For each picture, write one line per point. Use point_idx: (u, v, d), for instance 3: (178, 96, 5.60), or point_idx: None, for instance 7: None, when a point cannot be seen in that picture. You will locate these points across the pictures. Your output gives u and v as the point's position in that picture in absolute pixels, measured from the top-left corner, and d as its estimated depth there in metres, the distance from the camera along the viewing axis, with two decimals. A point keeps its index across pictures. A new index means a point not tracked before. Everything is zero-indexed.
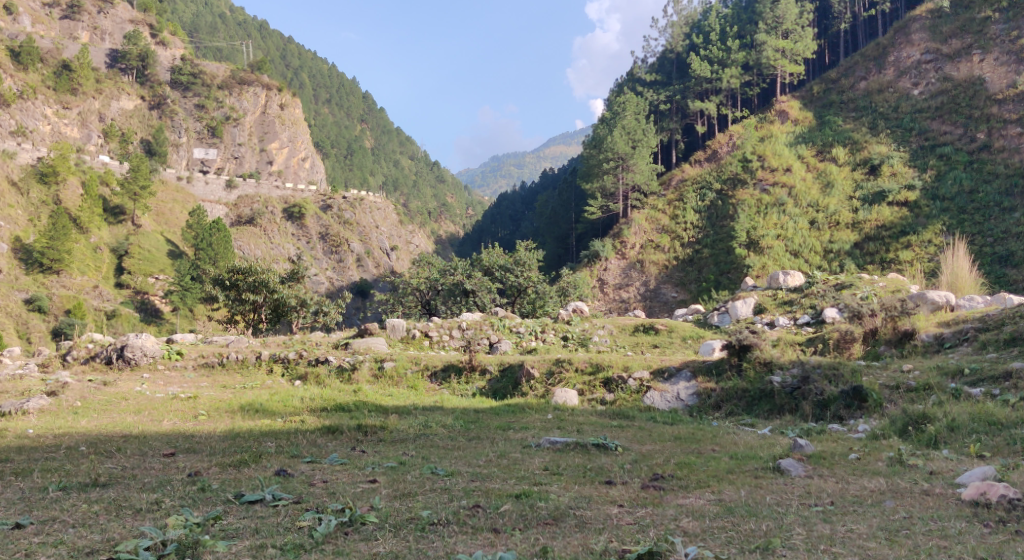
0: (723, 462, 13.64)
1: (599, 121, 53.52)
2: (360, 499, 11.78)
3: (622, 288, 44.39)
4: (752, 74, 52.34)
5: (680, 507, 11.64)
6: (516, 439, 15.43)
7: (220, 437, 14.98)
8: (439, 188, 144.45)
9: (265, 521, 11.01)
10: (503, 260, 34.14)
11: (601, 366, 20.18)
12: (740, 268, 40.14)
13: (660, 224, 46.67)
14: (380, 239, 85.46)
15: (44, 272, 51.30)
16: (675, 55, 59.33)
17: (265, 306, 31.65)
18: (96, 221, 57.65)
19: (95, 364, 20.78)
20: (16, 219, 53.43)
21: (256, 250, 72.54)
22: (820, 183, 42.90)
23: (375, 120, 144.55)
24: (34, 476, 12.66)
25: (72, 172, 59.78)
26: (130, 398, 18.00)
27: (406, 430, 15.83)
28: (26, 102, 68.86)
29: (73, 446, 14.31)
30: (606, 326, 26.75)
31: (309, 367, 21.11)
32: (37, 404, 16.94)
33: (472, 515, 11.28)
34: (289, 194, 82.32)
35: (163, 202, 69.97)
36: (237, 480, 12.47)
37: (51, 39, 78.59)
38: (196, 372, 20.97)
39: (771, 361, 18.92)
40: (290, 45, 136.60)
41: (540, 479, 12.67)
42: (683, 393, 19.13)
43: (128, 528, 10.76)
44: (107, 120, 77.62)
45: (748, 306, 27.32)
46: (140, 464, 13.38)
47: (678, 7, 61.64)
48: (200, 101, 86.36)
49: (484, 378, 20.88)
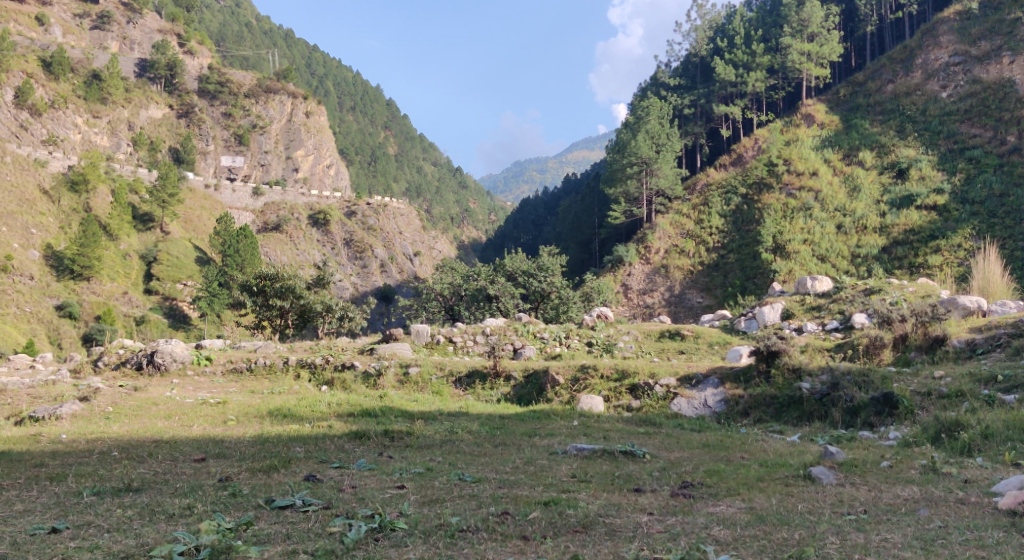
0: (753, 469, 13.53)
1: (623, 126, 53.34)
2: (389, 505, 11.83)
3: (646, 293, 44.29)
4: (777, 78, 52.01)
5: (710, 515, 11.57)
6: (542, 445, 15.44)
7: (249, 442, 15.12)
8: (462, 193, 144.81)
9: (297, 525, 11.11)
10: (526, 265, 34.13)
11: (627, 373, 20.11)
12: (766, 273, 39.85)
13: (685, 228, 46.49)
14: (403, 245, 85.84)
15: (75, 278, 51.98)
16: (699, 58, 59.04)
17: (292, 312, 31.84)
18: (125, 228, 58.70)
19: (126, 370, 21.10)
20: (48, 227, 54.29)
21: (282, 256, 72.84)
22: (847, 187, 42.51)
23: (399, 126, 145.04)
24: (69, 481, 12.84)
25: (102, 181, 60.80)
26: (161, 403, 18.20)
27: (433, 436, 15.87)
28: (57, 112, 69.94)
29: (105, 451, 14.52)
30: (631, 332, 26.65)
31: (336, 373, 21.26)
32: (70, 409, 17.18)
33: (501, 522, 11.28)
34: (314, 201, 82.95)
35: (191, 210, 70.75)
36: (267, 486, 12.56)
37: (82, 49, 79.81)
38: (225, 377, 21.16)
39: (800, 368, 18.71)
40: (315, 54, 137.80)
41: (568, 486, 12.64)
42: (710, 399, 18.97)
43: (162, 533, 10.89)
44: (136, 128, 78.60)
45: (775, 311, 27.14)
46: (172, 468, 13.53)
47: (702, 10, 61.37)
48: (226, 110, 87.33)
49: (508, 384, 20.86)
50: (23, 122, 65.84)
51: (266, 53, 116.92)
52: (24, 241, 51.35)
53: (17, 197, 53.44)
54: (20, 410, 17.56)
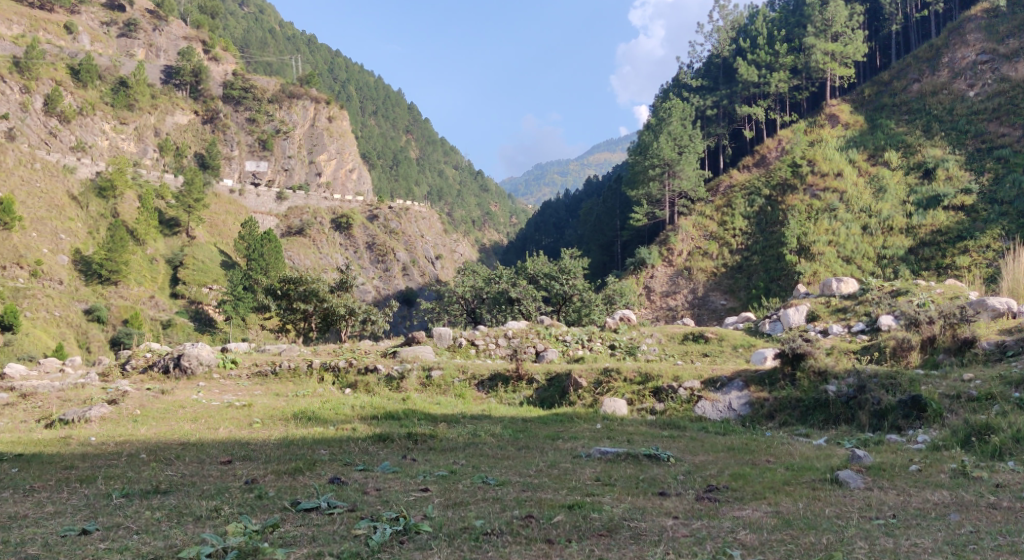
0: (779, 473, 13.41)
1: (644, 127, 53.14)
2: (413, 508, 11.87)
3: (669, 295, 44.11)
4: (801, 78, 51.58)
5: (735, 519, 11.50)
6: (565, 448, 15.41)
7: (275, 445, 15.24)
8: (483, 196, 145.00)
9: (322, 529, 11.16)
10: (548, 268, 34.09)
11: (650, 376, 20.02)
12: (791, 275, 39.58)
13: (708, 230, 46.22)
14: (425, 248, 86.12)
15: (103, 283, 52.65)
16: (722, 59, 58.71)
17: (315, 315, 32.08)
18: (152, 233, 59.40)
19: (153, 373, 21.37)
20: (77, 232, 55.08)
21: (305, 259, 73.30)
22: (872, 188, 42.08)
23: (420, 130, 145.47)
24: (98, 483, 13.01)
25: (129, 186, 61.60)
26: (187, 406, 18.40)
27: (456, 439, 15.89)
28: (85, 119, 71.01)
29: (134, 453, 14.70)
30: (654, 335, 26.53)
31: (359, 376, 21.37)
32: (99, 412, 17.40)
33: (526, 525, 11.28)
34: (337, 205, 83.42)
35: (216, 214, 71.47)
36: (293, 488, 12.65)
37: (109, 57, 80.94)
38: (250, 380, 21.34)
39: (826, 370, 18.56)
40: (337, 59, 138.70)
41: (592, 490, 12.60)
42: (735, 402, 18.82)
43: (189, 535, 10.99)
44: (163, 134, 79.51)
45: (800, 314, 26.89)
46: (199, 471, 13.66)
47: (724, 11, 61.03)
48: (251, 115, 88.13)
49: (531, 387, 20.83)
50: (52, 129, 67.00)
51: (289, 59, 117.87)
52: (54, 247, 52.17)
53: (47, 202, 54.26)
54: (50, 413, 17.83)
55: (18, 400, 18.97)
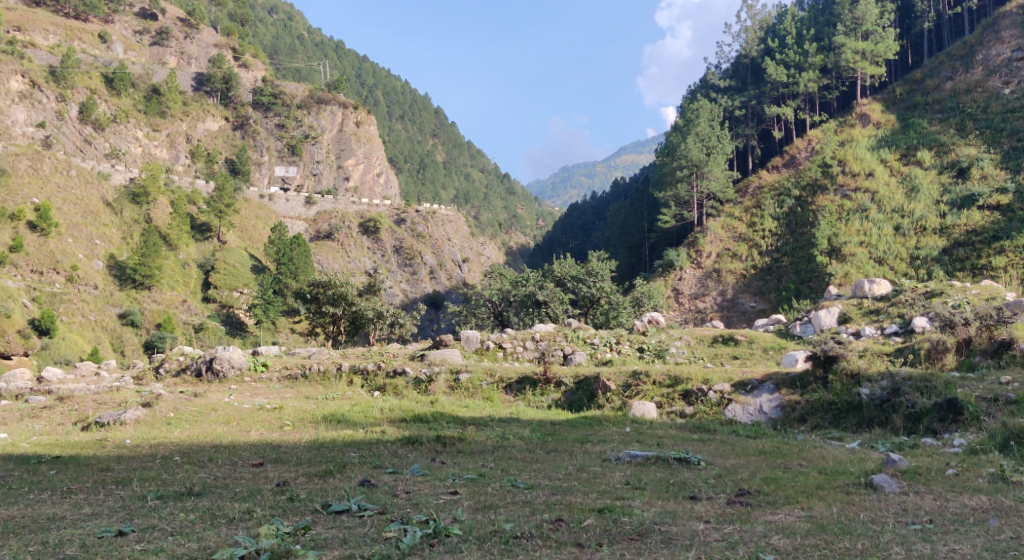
0: (812, 477, 13.25)
1: (672, 129, 52.90)
2: (443, 511, 11.89)
3: (698, 298, 43.86)
4: (831, 77, 51.04)
5: (767, 523, 11.39)
6: (595, 452, 15.34)
7: (305, 447, 15.35)
8: (510, 200, 145.06)
9: (353, 531, 11.23)
10: (575, 270, 33.92)
11: (679, 379, 19.84)
12: (822, 276, 39.22)
13: (738, 231, 45.85)
14: (452, 252, 86.33)
15: (137, 287, 53.35)
16: (750, 59, 58.25)
17: (344, 318, 32.27)
18: (184, 238, 60.13)
19: (186, 376, 21.64)
20: (111, 237, 56.01)
21: (334, 263, 73.86)
22: (905, 188, 41.53)
23: (447, 134, 145.75)
24: (133, 485, 13.20)
25: (162, 192, 62.40)
26: (220, 409, 18.59)
27: (485, 442, 15.90)
28: (119, 126, 72.19)
29: (168, 455, 14.90)
30: (684, 338, 26.33)
31: (387, 379, 21.47)
32: (133, 415, 17.63)
33: (555, 529, 11.27)
34: (365, 209, 83.98)
35: (246, 219, 72.27)
36: (324, 491, 12.73)
37: (142, 65, 82.22)
38: (280, 383, 21.53)
39: (859, 373, 18.29)
40: (365, 64, 139.70)
41: (622, 494, 12.55)
42: (766, 405, 18.60)
43: (223, 537, 11.10)
44: (194, 140, 80.57)
45: (832, 315, 26.57)
46: (231, 473, 13.81)
47: (752, 11, 60.53)
48: (280, 121, 88.90)
49: (559, 390, 20.75)
50: (87, 137, 68.23)
51: (318, 65, 118.97)
52: (89, 252, 53.04)
53: (82, 209, 55.25)
54: (87, 415, 18.09)
55: (55, 403, 19.29)
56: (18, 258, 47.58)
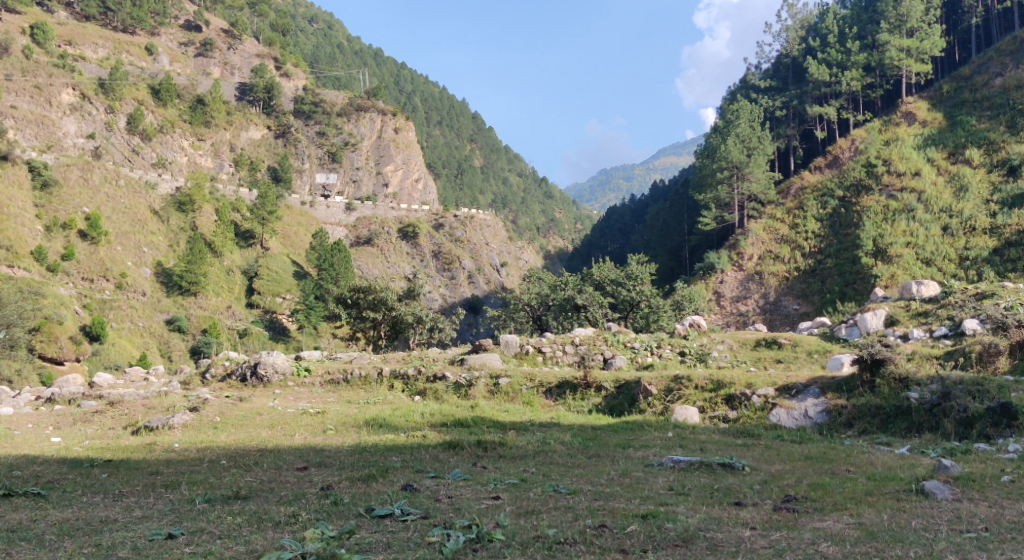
0: (860, 483, 13.00)
1: (711, 130, 52.46)
2: (485, 516, 11.89)
3: (740, 301, 43.43)
4: (875, 76, 50.17)
5: (816, 531, 11.22)
6: (637, 457, 15.23)
7: (348, 451, 15.50)
8: (548, 203, 144.90)
9: (397, 535, 11.30)
10: (615, 273, 33.42)
11: (722, 383, 19.56)
12: (867, 279, 38.67)
13: (780, 233, 45.22)
14: (490, 256, 86.40)
15: (183, 294, 54.37)
16: (791, 59, 57.53)
17: (384, 323, 32.57)
18: (228, 245, 61.03)
19: (232, 381, 22.05)
20: (158, 245, 57.18)
21: (374, 269, 74.56)
22: (953, 187, 40.61)
23: (484, 139, 146.04)
24: (182, 488, 13.43)
25: (207, 200, 63.53)
26: (264, 413, 18.87)
27: (526, 447, 15.90)
28: (166, 136, 73.73)
29: (215, 459, 15.15)
30: (726, 341, 26.03)
31: (428, 384, 21.57)
32: (181, 419, 17.94)
33: (599, 534, 11.22)
34: (403, 214, 84.62)
35: (289, 226, 73.33)
36: (367, 495, 12.82)
37: (187, 76, 83.83)
38: (323, 388, 21.79)
39: (907, 377, 17.94)
40: (403, 72, 140.85)
41: (666, 500, 12.43)
42: (811, 410, 18.27)
43: (269, 541, 11.24)
44: (237, 149, 81.90)
45: (878, 318, 26.07)
46: (277, 477, 13.97)
47: (793, 10, 59.74)
48: (321, 129, 90.05)
49: (599, 395, 20.63)
50: (135, 147, 69.75)
51: (357, 73, 120.23)
52: (137, 260, 54.20)
53: (131, 217, 56.49)
54: (137, 420, 18.48)
55: (106, 408, 19.73)
56: (69, 267, 48.92)
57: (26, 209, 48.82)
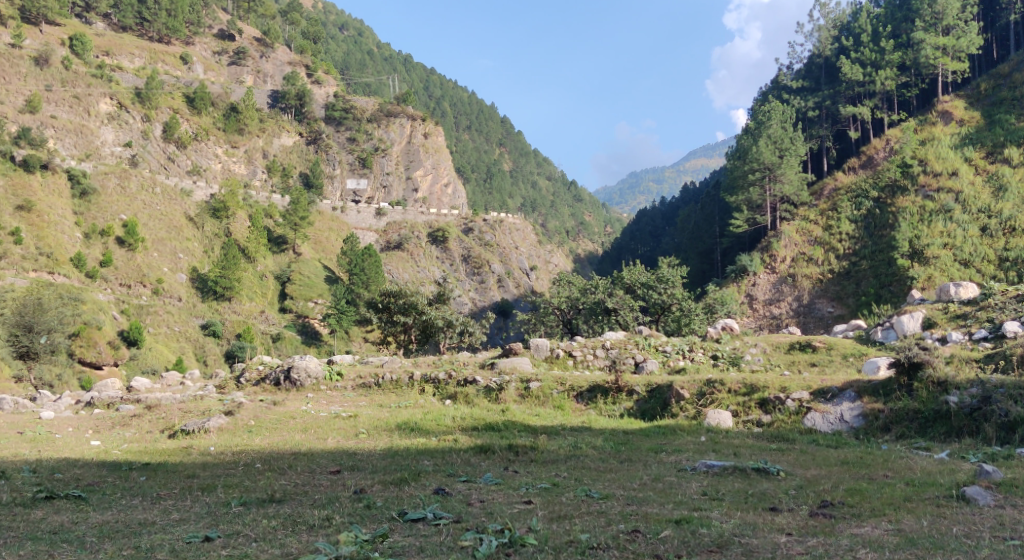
0: (899, 489, 12.79)
1: (743, 131, 52.06)
2: (518, 520, 11.89)
3: (773, 303, 43.09)
4: (910, 74, 49.50)
5: (853, 537, 11.09)
6: (669, 462, 15.13)
7: (380, 455, 15.58)
8: (577, 206, 144.59)
9: (429, 539, 11.34)
10: (645, 277, 33.30)
11: (756, 387, 19.32)
12: (903, 281, 38.18)
13: (813, 235, 44.65)
14: (520, 259, 86.41)
15: (218, 299, 55.10)
16: (823, 59, 56.96)
17: (415, 327, 32.71)
18: (262, 250, 61.78)
19: (266, 385, 22.29)
20: (193, 251, 58.01)
21: (404, 273, 75.00)
22: (991, 187, 39.85)
23: (513, 143, 146.11)
24: (218, 491, 13.60)
25: (240, 207, 64.33)
26: (298, 417, 19.02)
27: (557, 451, 15.85)
28: (200, 144, 74.79)
29: (250, 462, 15.32)
30: (759, 344, 25.76)
31: (458, 388, 21.61)
32: (217, 423, 18.19)
33: (632, 540, 11.17)
34: (433, 219, 85.04)
35: (320, 232, 74.05)
36: (400, 499, 12.88)
37: (221, 85, 84.96)
38: (355, 392, 21.94)
39: (946, 381, 17.62)
40: (432, 77, 141.66)
41: (700, 505, 12.32)
42: (847, 414, 18.04)
43: (304, 544, 11.35)
44: (270, 156, 82.87)
45: (915, 320, 25.66)
46: (310, 481, 14.10)
47: (825, 10, 59.13)
48: (351, 135, 90.83)
49: (631, 399, 20.50)
50: (171, 155, 70.79)
51: (387, 79, 121.13)
52: (173, 266, 55.03)
53: (167, 224, 57.36)
54: (174, 424, 18.74)
55: (144, 412, 20.06)
56: (107, 273, 49.88)
57: (66, 217, 49.89)
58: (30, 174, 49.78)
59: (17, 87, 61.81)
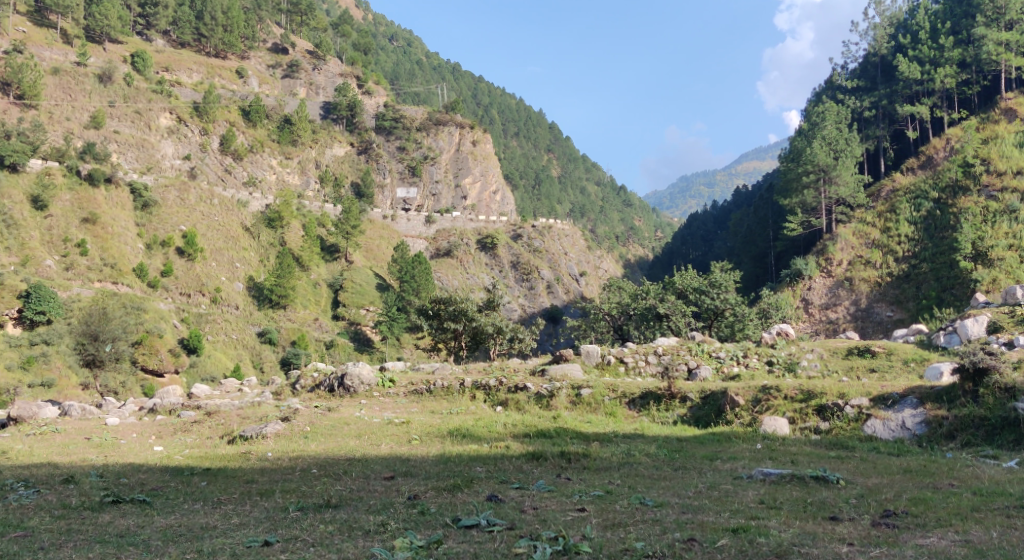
0: (966, 498, 12.41)
1: (796, 133, 51.30)
2: (571, 527, 11.84)
3: (830, 308, 42.30)
4: (971, 71, 48.11)
5: (918, 547, 10.84)
6: (725, 470, 14.90)
7: (433, 461, 15.68)
8: (627, 211, 143.78)
9: (484, 546, 11.37)
10: (697, 282, 32.92)
11: (813, 394, 18.94)
12: (966, 283, 37.20)
13: (871, 237, 43.63)
14: (569, 265, 86.23)
15: (273, 307, 56.13)
16: (879, 58, 55.80)
17: (465, 334, 32.79)
18: (315, 259, 62.90)
19: (320, 392, 22.62)
20: (250, 260, 59.25)
21: (453, 280, 75.52)
22: None
23: (562, 149, 145.97)
24: (277, 496, 13.85)
25: (294, 216, 65.53)
26: (352, 423, 19.27)
27: (610, 459, 15.74)
28: (256, 156, 76.34)
29: (306, 468, 15.56)
30: (816, 350, 25.20)
31: (509, 394, 21.59)
32: (274, 429, 18.52)
33: (688, 549, 11.04)
34: (482, 226, 85.45)
35: (372, 240, 75.06)
36: (453, 505, 12.96)
37: (275, 97, 86.67)
38: (407, 398, 22.11)
39: (1014, 387, 16.96)
40: (481, 85, 142.47)
41: (757, 514, 12.12)
42: (909, 421, 17.56)
43: (360, 549, 11.49)
44: (323, 166, 84.22)
45: (980, 325, 24.89)
46: (365, 486, 14.24)
47: (881, 7, 57.95)
48: (401, 144, 91.84)
49: (685, 405, 20.26)
50: (228, 167, 72.31)
51: (436, 88, 122.14)
52: (231, 275, 56.29)
53: (224, 234, 58.68)
54: (232, 430, 19.10)
55: (204, 418, 20.48)
56: (168, 283, 51.28)
57: (129, 228, 51.44)
58: (95, 188, 51.40)
59: (81, 104, 63.88)
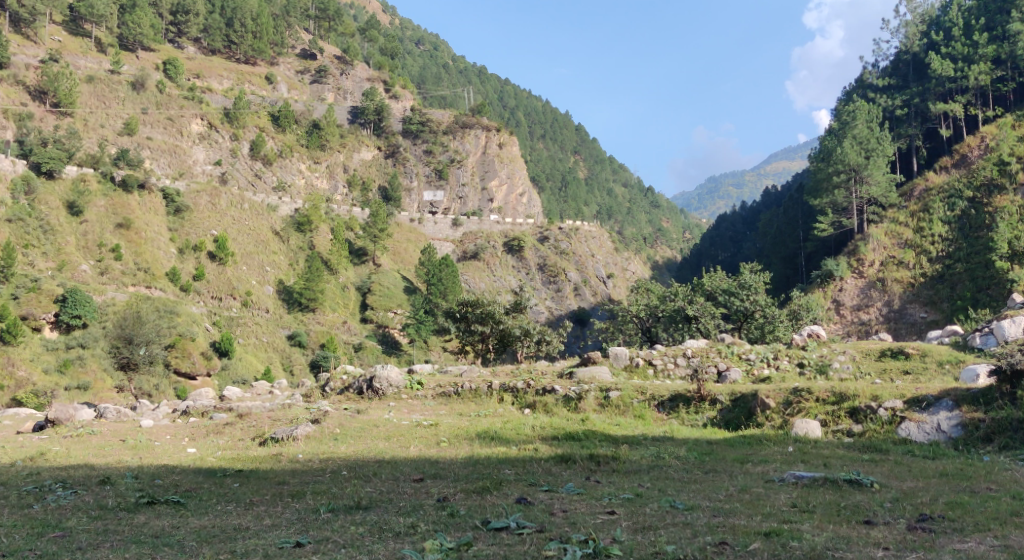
0: (1004, 502, 12.18)
1: (826, 132, 50.76)
2: (601, 530, 11.79)
3: (861, 309, 41.81)
4: (1005, 68, 47.25)
5: (956, 552, 10.66)
6: (756, 473, 14.77)
7: (462, 463, 15.72)
8: (654, 213, 143.03)
9: (513, 548, 11.36)
10: (726, 283, 32.67)
11: (845, 396, 18.72)
12: (1002, 283, 36.52)
13: (903, 237, 43.03)
14: (597, 267, 86.00)
15: (303, 310, 56.54)
16: (911, 55, 55.02)
17: (492, 336, 32.82)
18: (343, 262, 63.36)
19: (350, 394, 22.78)
20: (279, 264, 59.81)
21: (480, 283, 75.70)
22: None
23: (588, 150, 145.67)
24: (308, 498, 13.97)
25: (323, 220, 66.07)
26: (381, 425, 19.38)
27: (639, 461, 15.65)
28: (285, 160, 77.10)
29: (336, 470, 15.66)
30: (848, 351, 24.86)
31: (537, 396, 21.58)
32: (304, 431, 18.69)
33: (720, 551, 10.96)
34: (508, 228, 85.53)
35: (399, 243, 75.49)
36: (483, 507, 12.98)
37: (304, 103, 87.46)
38: (435, 400, 22.17)
39: None
40: (507, 88, 142.62)
41: (789, 517, 11.99)
42: (944, 424, 17.32)
43: (390, 550, 11.56)
44: (350, 170, 84.81)
45: (1017, 325, 24.45)
46: (395, 488, 14.30)
47: (912, 4, 57.15)
48: (428, 147, 92.23)
49: (715, 408, 20.11)
50: (257, 171, 73.08)
51: (462, 91, 122.45)
52: (261, 278, 56.89)
53: (255, 238, 59.31)
54: (263, 432, 19.30)
55: (236, 420, 20.72)
56: (200, 286, 51.92)
57: (161, 233, 52.18)
58: (129, 194, 52.22)
59: (115, 111, 64.96)
